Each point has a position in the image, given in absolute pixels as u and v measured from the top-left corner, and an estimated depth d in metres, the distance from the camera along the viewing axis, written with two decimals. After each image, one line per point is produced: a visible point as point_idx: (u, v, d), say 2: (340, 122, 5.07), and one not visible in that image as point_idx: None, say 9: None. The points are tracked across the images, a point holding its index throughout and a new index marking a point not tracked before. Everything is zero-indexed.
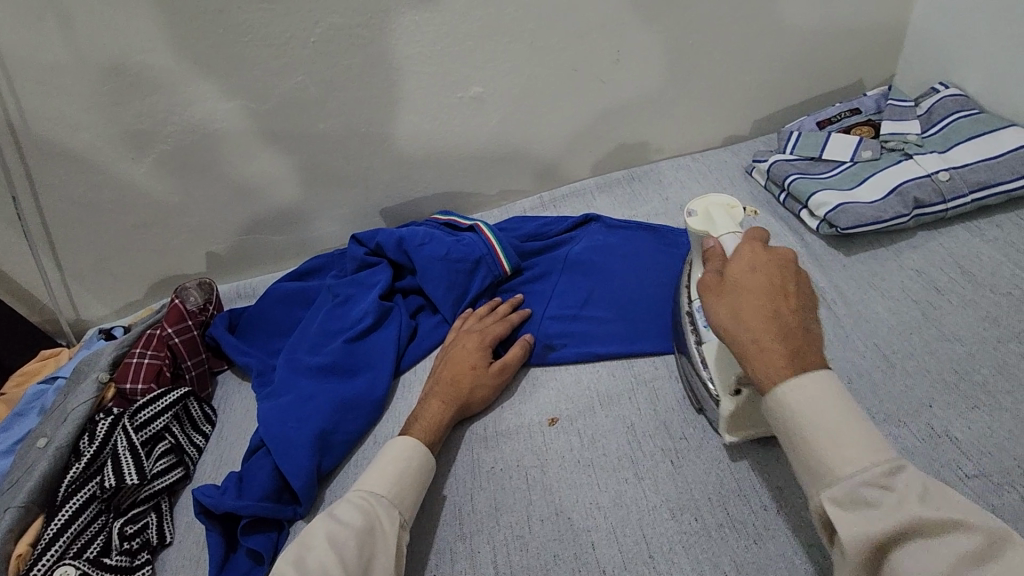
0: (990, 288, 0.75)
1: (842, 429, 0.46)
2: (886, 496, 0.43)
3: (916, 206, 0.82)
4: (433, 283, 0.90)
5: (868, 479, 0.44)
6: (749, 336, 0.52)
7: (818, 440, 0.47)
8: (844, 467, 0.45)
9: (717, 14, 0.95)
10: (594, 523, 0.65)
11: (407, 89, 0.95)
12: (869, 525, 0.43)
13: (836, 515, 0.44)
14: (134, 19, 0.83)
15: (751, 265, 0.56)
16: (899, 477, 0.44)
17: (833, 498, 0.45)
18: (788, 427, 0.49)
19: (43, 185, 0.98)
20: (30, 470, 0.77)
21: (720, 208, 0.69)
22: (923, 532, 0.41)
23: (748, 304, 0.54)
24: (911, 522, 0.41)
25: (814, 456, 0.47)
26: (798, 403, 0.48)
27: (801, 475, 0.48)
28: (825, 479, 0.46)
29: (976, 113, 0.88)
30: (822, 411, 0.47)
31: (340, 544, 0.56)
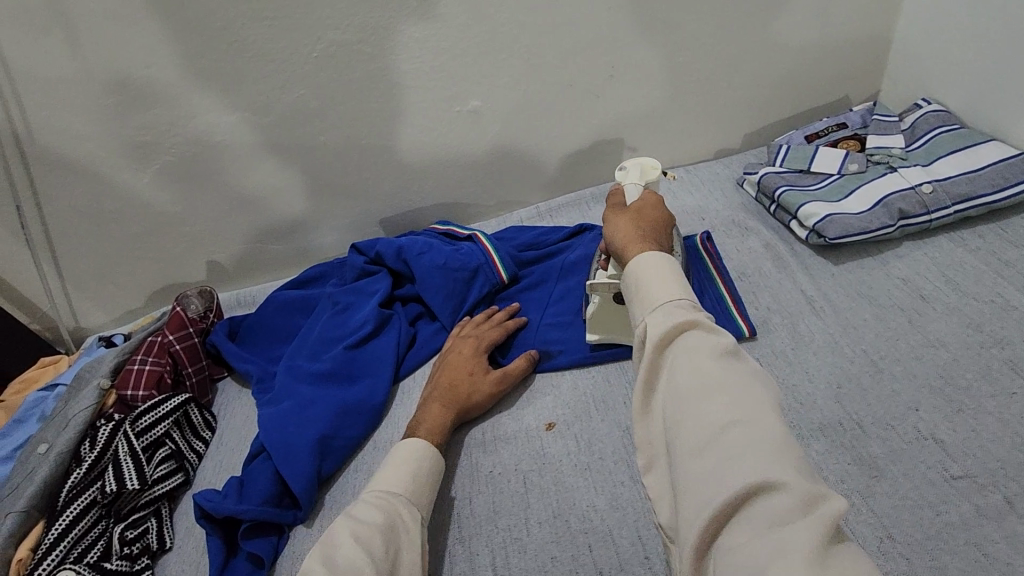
0: (973, 296, 0.77)
1: (671, 274, 0.56)
2: (683, 311, 0.52)
3: (901, 217, 0.85)
4: (431, 292, 0.91)
5: (681, 305, 0.52)
6: (628, 232, 0.66)
7: (651, 286, 0.55)
8: (664, 295, 0.54)
9: (706, 32, 0.99)
10: (592, 525, 0.66)
11: (408, 102, 0.98)
12: (670, 319, 0.51)
13: (649, 323, 0.52)
14: (140, 35, 0.85)
15: (650, 201, 0.72)
16: (693, 306, 0.53)
17: (653, 316, 0.53)
18: (634, 277, 0.58)
19: (47, 196, 0.99)
20: (30, 476, 0.78)
21: (641, 167, 0.82)
22: (699, 331, 0.50)
23: (635, 219, 0.68)
24: (691, 321, 0.50)
25: (648, 298, 0.55)
26: (643, 261, 0.58)
27: (633, 306, 0.57)
28: (649, 303, 0.54)
29: (957, 128, 0.91)
30: (658, 273, 0.56)
31: (366, 540, 0.56)
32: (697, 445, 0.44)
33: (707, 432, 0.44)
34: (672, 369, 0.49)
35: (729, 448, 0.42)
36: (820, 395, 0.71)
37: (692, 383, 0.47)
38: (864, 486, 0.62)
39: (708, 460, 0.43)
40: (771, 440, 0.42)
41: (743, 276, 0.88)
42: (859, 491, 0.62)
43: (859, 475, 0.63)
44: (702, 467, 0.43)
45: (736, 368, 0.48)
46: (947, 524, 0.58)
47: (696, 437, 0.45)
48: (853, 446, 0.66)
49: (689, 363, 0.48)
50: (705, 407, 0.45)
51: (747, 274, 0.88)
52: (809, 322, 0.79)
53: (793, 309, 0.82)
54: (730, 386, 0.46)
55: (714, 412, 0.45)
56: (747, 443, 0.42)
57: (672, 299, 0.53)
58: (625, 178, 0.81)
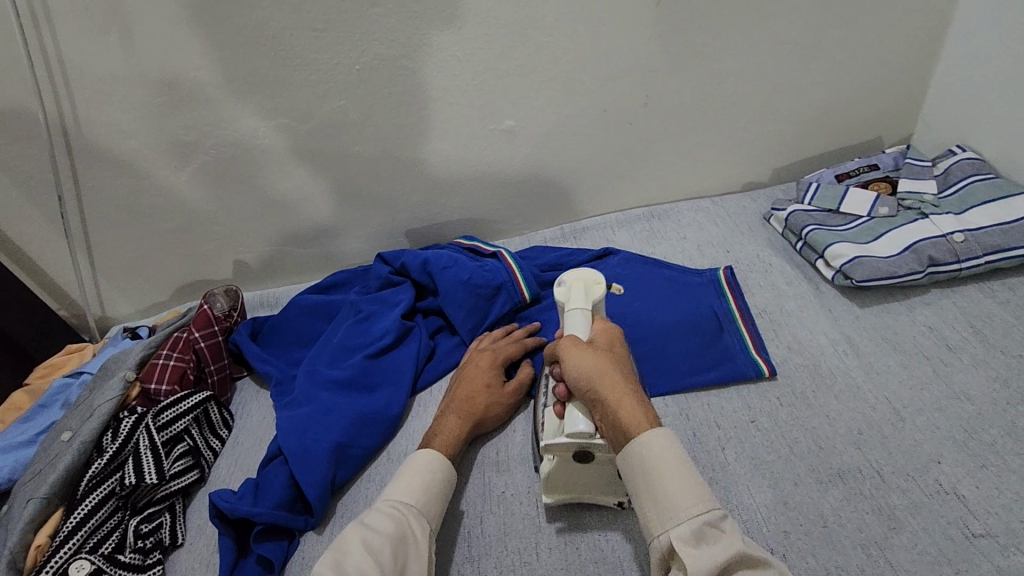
0: (1001, 349, 0.76)
1: (684, 469, 0.54)
2: (719, 536, 0.51)
3: (931, 264, 0.85)
4: (453, 306, 0.92)
5: (710, 519, 0.51)
6: (609, 378, 0.62)
7: (671, 488, 0.53)
8: (690, 508, 0.52)
9: (743, 67, 0.99)
10: (602, 553, 0.66)
11: (443, 118, 0.99)
12: (714, 555, 0.49)
13: (682, 550, 0.50)
14: (191, 39, 0.88)
15: (605, 339, 0.70)
16: (727, 520, 0.52)
17: (683, 535, 0.51)
18: (652, 467, 0.55)
19: (88, 188, 1.02)
20: (53, 462, 0.79)
21: (585, 285, 0.75)
22: (746, 571, 0.49)
23: (607, 359, 0.65)
24: (738, 557, 0.49)
25: (670, 504, 0.53)
26: (657, 440, 0.56)
27: (649, 510, 0.54)
28: (674, 517, 0.52)
29: (992, 177, 0.91)
30: (667, 459, 0.55)
31: (378, 553, 0.57)
32: None
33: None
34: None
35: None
36: (840, 440, 0.70)
37: None
38: (882, 537, 0.61)
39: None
40: None
41: (765, 313, 0.88)
42: (877, 543, 0.61)
43: (878, 525, 0.62)
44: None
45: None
46: None
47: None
48: (871, 495, 0.65)
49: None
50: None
51: (769, 311, 0.88)
52: (831, 364, 0.79)
53: (815, 351, 0.81)
54: None
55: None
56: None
57: (701, 513, 0.51)
58: (568, 300, 0.74)
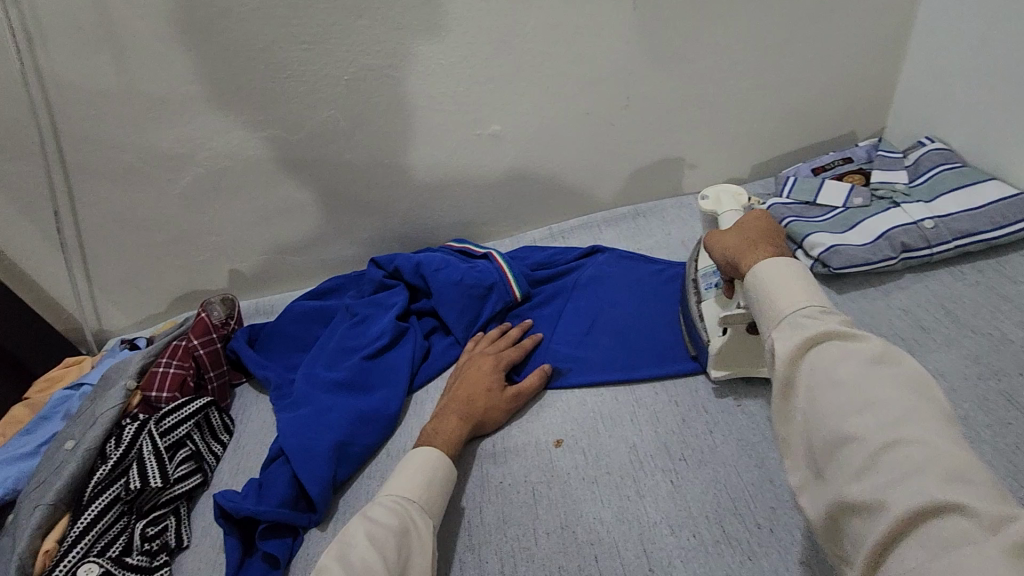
0: (971, 328, 0.80)
1: (794, 278, 0.53)
2: (816, 321, 0.49)
3: (903, 250, 0.88)
4: (446, 307, 0.95)
5: (807, 312, 0.50)
6: (746, 241, 0.62)
7: (773, 291, 0.53)
8: (789, 303, 0.51)
9: (719, 67, 1.03)
10: (598, 536, 0.69)
11: (430, 125, 1.02)
12: (798, 334, 0.49)
13: (775, 337, 0.50)
14: (182, 54, 0.90)
15: (751, 218, 0.68)
16: (827, 312, 0.50)
17: (779, 328, 0.50)
18: (761, 284, 0.54)
19: (83, 202, 1.04)
20: (57, 470, 0.81)
21: (730, 196, 0.85)
22: (838, 340, 0.47)
23: (746, 233, 0.64)
24: (829, 332, 0.47)
25: (772, 305, 0.52)
26: (771, 264, 0.55)
27: (757, 318, 0.54)
28: (774, 315, 0.52)
29: (959, 166, 0.95)
30: (780, 273, 0.54)
31: (380, 542, 0.59)
32: (859, 467, 0.41)
33: (863, 451, 0.41)
34: (809, 374, 0.47)
35: (896, 468, 0.40)
36: None
37: (839, 400, 0.44)
38: None
39: (869, 484, 0.40)
40: (949, 458, 0.39)
41: None
42: None
43: None
44: (863, 490, 0.41)
45: (894, 377, 0.44)
46: None
47: (854, 456, 0.42)
48: None
49: (834, 377, 0.45)
50: (859, 423, 0.42)
51: None
52: None
53: None
54: (877, 386, 0.44)
55: (862, 429, 0.42)
56: (915, 461, 0.39)
57: (797, 307, 0.50)
58: (715, 207, 0.85)
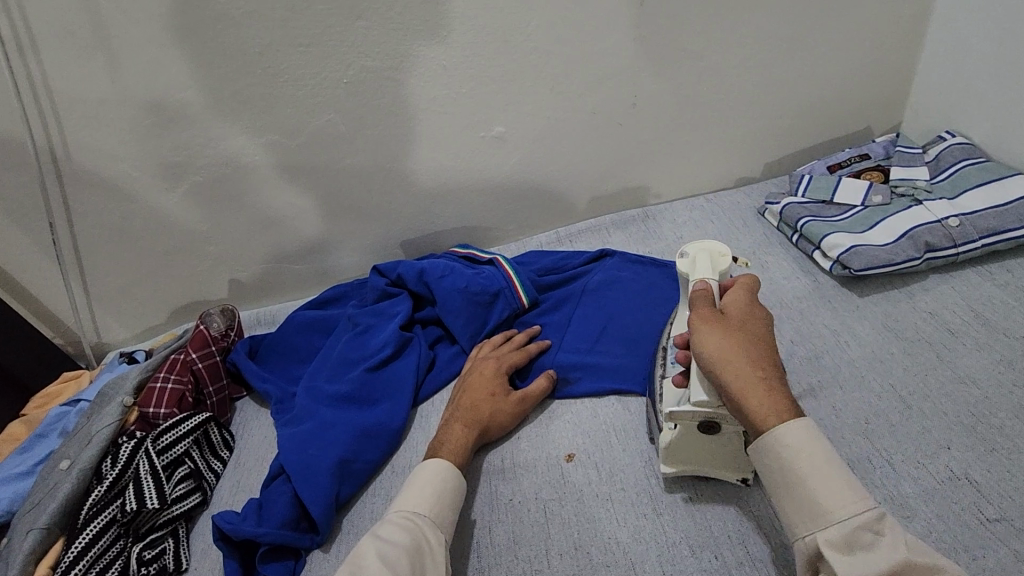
0: (1003, 331, 0.76)
1: (836, 473, 0.51)
2: (876, 542, 0.49)
3: (927, 250, 0.85)
4: (452, 315, 0.91)
5: (866, 525, 0.49)
6: (751, 369, 0.56)
7: (820, 489, 0.51)
8: (844, 511, 0.50)
9: (731, 64, 1.00)
10: (613, 558, 0.65)
11: (433, 127, 0.99)
12: (871, 563, 0.48)
13: (833, 558, 0.49)
14: (177, 59, 0.88)
15: (740, 311, 0.62)
16: (884, 521, 0.50)
17: (833, 534, 0.50)
18: (797, 463, 0.52)
19: (79, 214, 1.02)
20: (52, 492, 0.78)
21: (711, 256, 0.71)
22: (908, 575, 0.48)
23: (743, 340, 0.59)
24: (903, 565, 0.47)
25: (819, 506, 0.51)
26: (800, 431, 0.53)
27: (791, 510, 0.53)
28: (823, 520, 0.50)
29: (983, 161, 0.91)
30: (813, 457, 0.52)
31: (392, 564, 0.56)
32: None
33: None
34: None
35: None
36: (848, 430, 0.70)
37: None
38: None
39: None
40: None
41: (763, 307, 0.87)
42: None
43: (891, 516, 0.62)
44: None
45: None
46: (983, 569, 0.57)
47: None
48: (882, 485, 0.64)
49: None
50: None
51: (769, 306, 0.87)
52: (834, 355, 0.78)
53: (817, 341, 0.81)
54: None
55: None
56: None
57: (855, 518, 0.49)
58: (692, 270, 0.70)
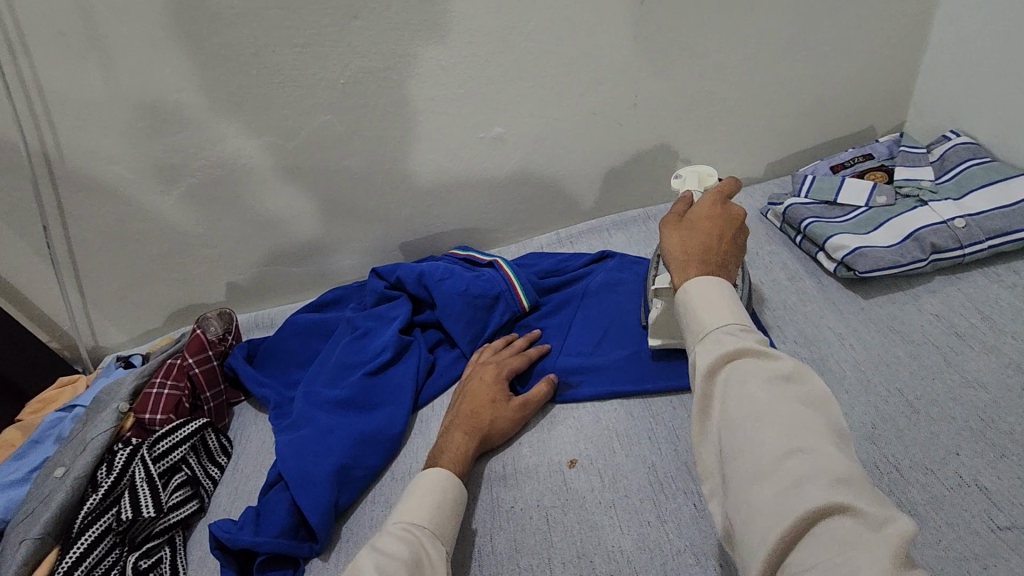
0: (1011, 334, 0.75)
1: (722, 294, 0.54)
2: (734, 339, 0.50)
3: (933, 251, 0.84)
4: (452, 319, 0.90)
5: (730, 330, 0.51)
6: (691, 254, 0.59)
7: (701, 308, 0.54)
8: (715, 319, 0.52)
9: (732, 63, 0.99)
10: (617, 567, 0.64)
11: (431, 129, 0.98)
12: (721, 350, 0.50)
13: (698, 355, 0.52)
14: (171, 60, 0.87)
15: (706, 209, 0.63)
16: (745, 328, 0.52)
17: (703, 346, 0.52)
18: (693, 296, 0.55)
19: (74, 217, 1.01)
20: (46, 501, 0.77)
21: (699, 175, 0.82)
22: (752, 358, 0.49)
23: (694, 232, 0.61)
24: (744, 349, 0.49)
25: (698, 321, 0.54)
26: (704, 283, 0.55)
27: (687, 330, 0.55)
28: (698, 329, 0.53)
29: (988, 161, 0.90)
30: (713, 292, 0.54)
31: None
32: (761, 473, 0.44)
33: (763, 463, 0.44)
34: (724, 391, 0.49)
35: (789, 475, 0.43)
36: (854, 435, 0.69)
37: (750, 416, 0.46)
38: None
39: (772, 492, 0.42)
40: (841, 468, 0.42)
41: (767, 309, 0.86)
42: None
43: None
44: (767, 510, 0.42)
45: (795, 390, 0.47)
46: None
47: (754, 471, 0.44)
48: (890, 491, 0.63)
49: (746, 393, 0.47)
50: (766, 438, 0.45)
51: (773, 308, 0.86)
52: (840, 359, 0.77)
53: (822, 344, 0.80)
54: (780, 399, 0.46)
55: (774, 445, 0.44)
56: (810, 473, 0.42)
57: (721, 324, 0.52)
58: (681, 186, 0.82)
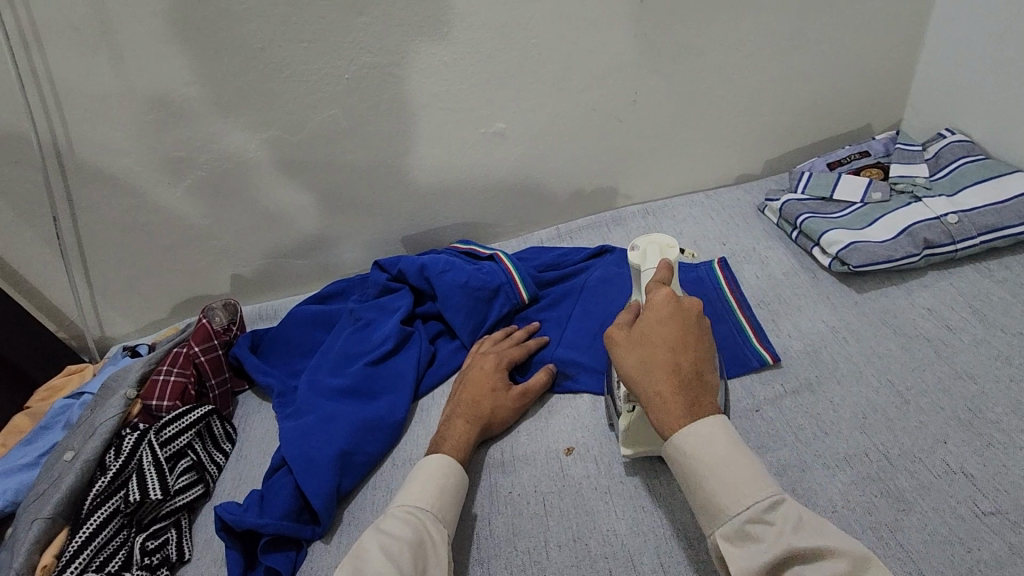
0: (1001, 328, 0.76)
1: (733, 459, 0.54)
2: (767, 530, 0.51)
3: (926, 247, 0.85)
4: (453, 310, 0.92)
5: (754, 516, 0.51)
6: (663, 385, 0.58)
7: (714, 484, 0.53)
8: (737, 505, 0.52)
9: (731, 61, 1.00)
10: (612, 549, 0.66)
11: (434, 124, 1.00)
12: (758, 554, 0.50)
13: (728, 550, 0.52)
14: (180, 55, 0.88)
15: (659, 317, 0.61)
16: (776, 510, 0.51)
17: (729, 529, 0.52)
18: (692, 456, 0.55)
19: (83, 209, 1.02)
20: (56, 483, 0.79)
21: (659, 247, 0.73)
22: (798, 563, 0.49)
23: (655, 354, 0.59)
24: (787, 551, 0.49)
25: (717, 502, 0.53)
26: (699, 435, 0.55)
27: (699, 505, 0.55)
28: (720, 512, 0.53)
29: (982, 158, 0.91)
30: (713, 449, 0.54)
31: (395, 557, 0.56)
32: None
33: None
34: None
35: None
36: (845, 425, 0.70)
37: None
38: (892, 521, 0.62)
39: None
40: None
41: (761, 304, 0.88)
42: (887, 526, 0.61)
43: (887, 509, 0.62)
44: None
45: None
46: (978, 561, 0.57)
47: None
48: (879, 478, 0.65)
49: None
50: None
51: (768, 302, 0.88)
52: (832, 351, 0.79)
53: (816, 336, 0.81)
54: None
55: None
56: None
57: (746, 510, 0.51)
58: (641, 262, 0.73)
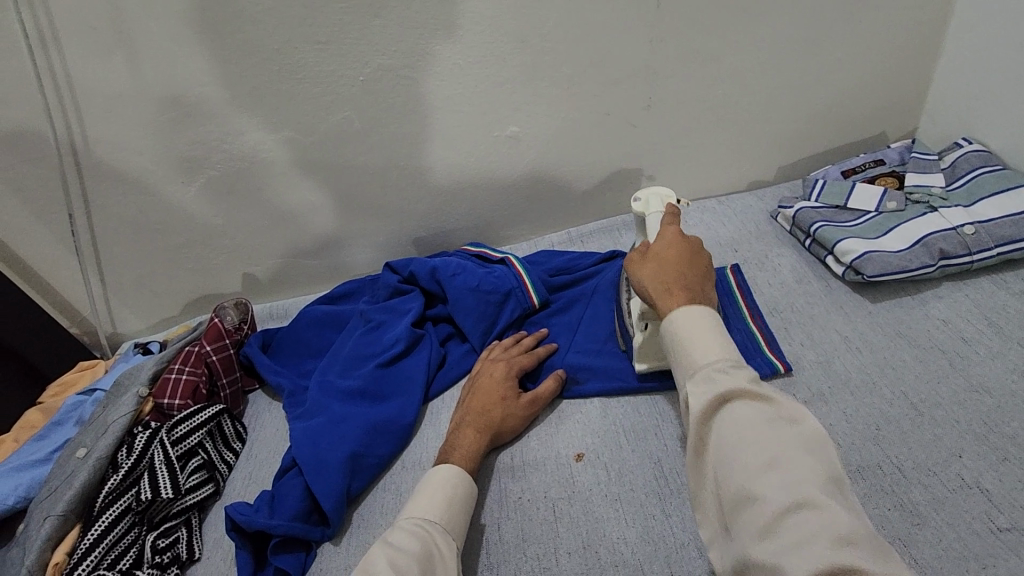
0: (1018, 341, 0.76)
1: (714, 333, 0.56)
2: (726, 377, 0.52)
3: (942, 257, 0.84)
4: (463, 313, 0.92)
5: (719, 367, 0.53)
6: (672, 281, 0.62)
7: (691, 344, 0.56)
8: (706, 357, 0.54)
9: (746, 66, 1.00)
10: (622, 557, 0.66)
11: (447, 126, 1.00)
12: (716, 389, 0.52)
13: (692, 392, 0.53)
14: (197, 55, 0.89)
15: (671, 239, 0.68)
16: (738, 367, 0.53)
17: (695, 383, 0.54)
18: (683, 333, 0.57)
19: (98, 207, 1.03)
20: (69, 480, 0.79)
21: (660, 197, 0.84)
22: (743, 401, 0.50)
23: (667, 262, 0.65)
24: (737, 391, 0.51)
25: (690, 357, 0.56)
26: (696, 313, 0.57)
27: (677, 367, 0.57)
28: (690, 367, 0.55)
29: (999, 169, 0.90)
30: (705, 324, 0.57)
31: (404, 569, 0.56)
32: (763, 526, 0.44)
33: (767, 511, 0.44)
34: (721, 434, 0.50)
35: (791, 535, 0.43)
36: (859, 437, 0.70)
37: (744, 454, 0.48)
38: (905, 534, 0.61)
39: (771, 544, 0.43)
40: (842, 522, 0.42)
41: (774, 311, 0.87)
42: (901, 540, 0.61)
43: (900, 522, 0.62)
44: (767, 548, 0.43)
45: (794, 436, 0.48)
46: None
47: (756, 519, 0.45)
48: (892, 492, 0.65)
49: (739, 433, 0.49)
50: (761, 482, 0.46)
51: (780, 309, 0.87)
52: (846, 361, 0.78)
53: (829, 346, 0.81)
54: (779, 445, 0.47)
55: (770, 491, 0.45)
56: (813, 526, 0.42)
57: (713, 362, 0.54)
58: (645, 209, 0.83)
